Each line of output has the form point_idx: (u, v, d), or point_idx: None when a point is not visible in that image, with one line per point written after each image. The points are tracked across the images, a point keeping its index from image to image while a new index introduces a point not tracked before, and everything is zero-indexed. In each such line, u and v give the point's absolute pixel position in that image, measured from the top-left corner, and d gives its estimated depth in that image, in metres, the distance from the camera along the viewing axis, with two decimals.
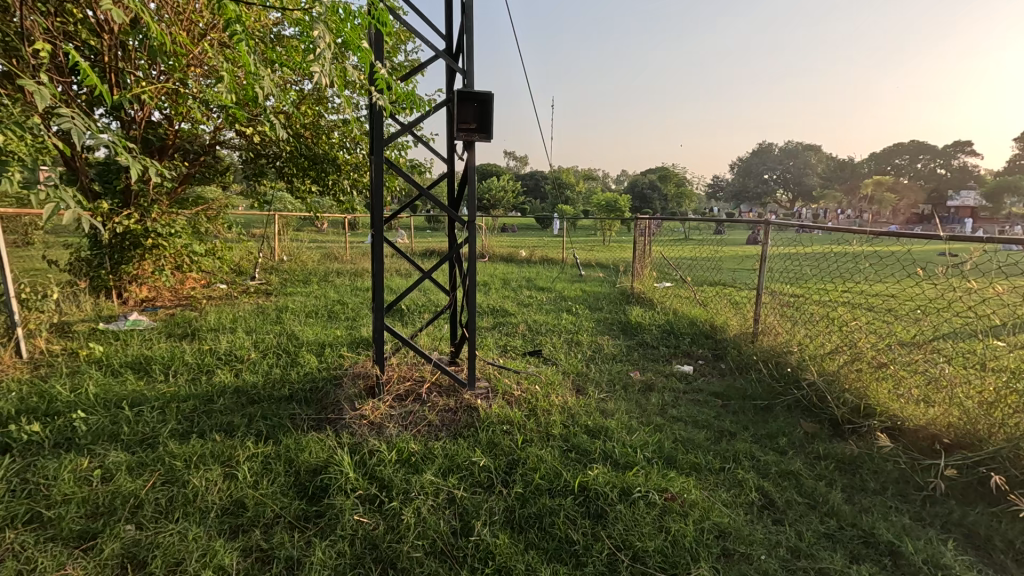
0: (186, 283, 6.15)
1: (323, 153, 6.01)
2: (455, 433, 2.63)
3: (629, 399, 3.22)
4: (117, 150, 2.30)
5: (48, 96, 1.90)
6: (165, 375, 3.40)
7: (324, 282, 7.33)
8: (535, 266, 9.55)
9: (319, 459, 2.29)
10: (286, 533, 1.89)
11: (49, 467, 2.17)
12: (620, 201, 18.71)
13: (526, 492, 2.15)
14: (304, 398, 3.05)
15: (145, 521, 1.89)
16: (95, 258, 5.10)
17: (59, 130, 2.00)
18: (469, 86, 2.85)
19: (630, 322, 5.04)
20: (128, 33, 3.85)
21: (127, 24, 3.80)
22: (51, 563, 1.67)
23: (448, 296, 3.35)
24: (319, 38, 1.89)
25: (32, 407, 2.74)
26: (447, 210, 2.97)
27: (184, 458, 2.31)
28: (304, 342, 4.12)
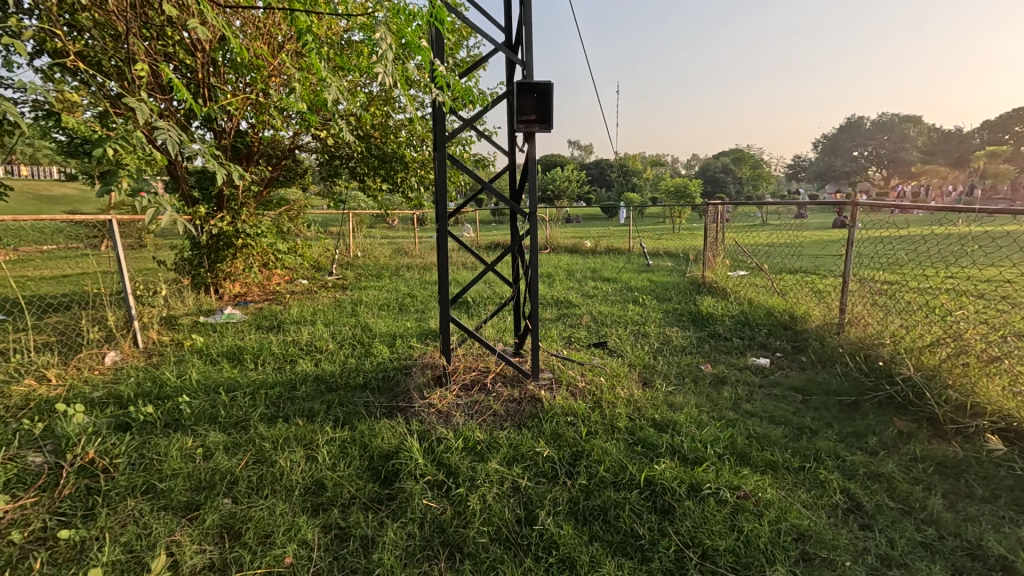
0: (272, 278, 6.65)
1: (391, 152, 6.25)
2: (519, 423, 2.66)
3: (699, 393, 3.10)
4: (208, 158, 2.53)
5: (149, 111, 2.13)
6: (256, 363, 3.71)
7: (395, 276, 7.64)
8: (601, 257, 9.41)
9: (390, 445, 2.41)
10: (362, 513, 2.00)
11: (161, 444, 2.45)
12: (691, 186, 17.92)
13: (590, 484, 2.14)
14: (377, 386, 3.22)
15: (240, 496, 2.09)
16: (195, 258, 5.64)
17: (158, 142, 2.23)
18: (528, 77, 2.85)
19: (701, 313, 4.84)
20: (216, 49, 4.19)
21: (215, 42, 4.14)
22: (163, 529, 1.88)
23: (511, 288, 3.38)
24: (382, 40, 1.96)
25: (147, 391, 3.09)
26: (509, 203, 2.99)
27: (272, 440, 2.51)
28: (376, 334, 4.33)
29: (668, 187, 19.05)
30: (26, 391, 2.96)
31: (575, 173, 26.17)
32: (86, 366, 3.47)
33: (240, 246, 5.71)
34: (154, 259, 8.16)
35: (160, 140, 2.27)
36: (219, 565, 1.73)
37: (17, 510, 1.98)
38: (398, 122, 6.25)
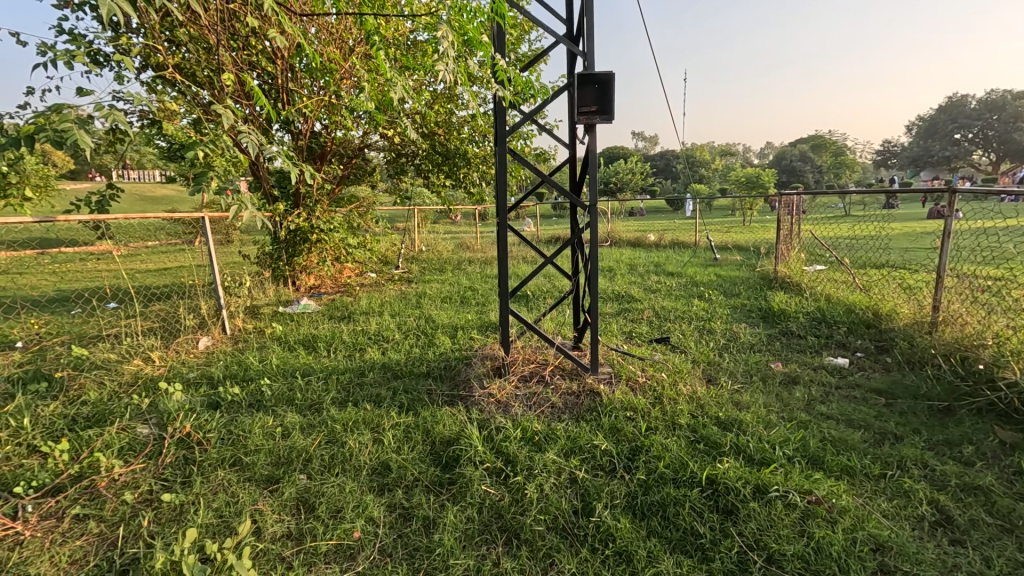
0: (344, 272, 7.00)
1: (454, 148, 6.40)
2: (577, 416, 2.66)
3: (768, 393, 2.95)
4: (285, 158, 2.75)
5: (233, 116, 2.37)
6: (328, 350, 3.95)
7: (457, 270, 7.82)
8: (665, 250, 9.14)
9: (451, 432, 2.49)
10: (424, 495, 2.09)
11: (245, 422, 2.67)
12: (764, 176, 16.95)
13: (650, 479, 2.11)
14: (439, 375, 3.33)
15: (314, 473, 2.24)
16: (274, 251, 5.98)
17: (243, 145, 2.46)
18: (589, 68, 2.82)
19: (772, 309, 4.59)
20: (294, 57, 4.46)
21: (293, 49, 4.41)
22: (248, 498, 2.06)
23: (571, 280, 3.37)
24: (445, 38, 2.02)
25: (234, 373, 3.39)
26: (568, 195, 2.98)
27: (342, 422, 2.67)
28: (439, 325, 4.47)
29: (739, 177, 18.12)
30: (134, 370, 3.33)
31: (640, 165, 25.48)
32: (184, 349, 3.84)
33: (314, 241, 6.07)
34: (240, 254, 8.87)
35: (245, 144, 2.47)
36: (295, 534, 1.87)
37: (128, 474, 2.24)
38: (461, 119, 6.40)
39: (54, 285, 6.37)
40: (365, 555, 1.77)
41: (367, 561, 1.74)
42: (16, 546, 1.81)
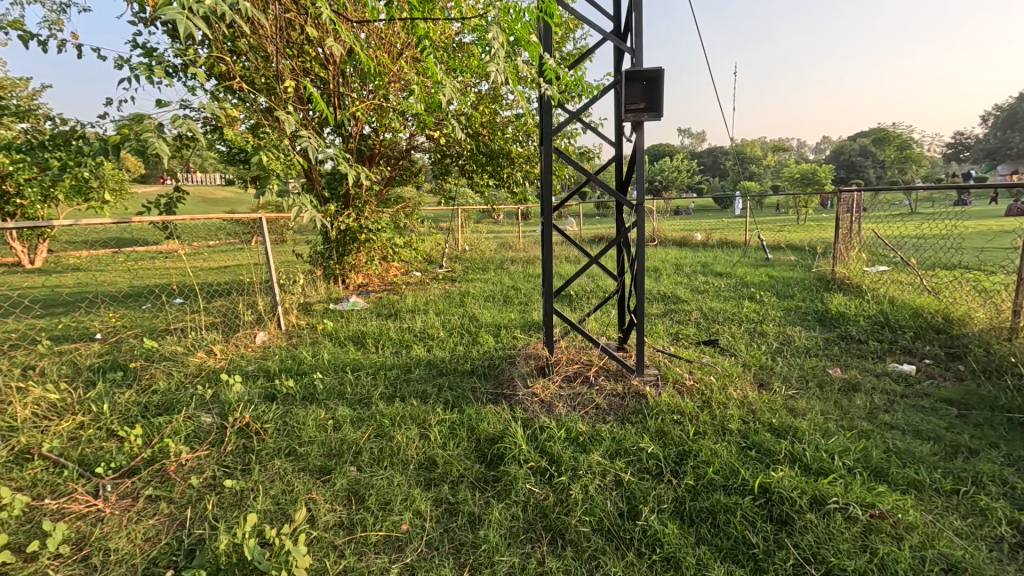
0: (390, 270, 7.18)
1: (498, 148, 6.44)
2: (622, 417, 2.62)
3: (826, 399, 2.81)
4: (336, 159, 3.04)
5: (292, 122, 2.68)
6: (376, 347, 4.07)
7: (500, 269, 7.87)
8: (714, 250, 8.86)
9: (496, 430, 2.52)
10: (469, 491, 2.12)
11: (299, 414, 2.79)
12: (819, 172, 16.14)
13: (698, 485, 2.05)
14: (483, 373, 3.36)
15: (364, 465, 2.31)
16: (326, 251, 6.21)
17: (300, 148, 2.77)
18: (637, 65, 2.78)
19: (829, 312, 4.37)
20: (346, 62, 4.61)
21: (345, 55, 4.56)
22: (303, 487, 2.15)
23: (616, 281, 3.33)
24: (496, 40, 2.06)
25: (289, 367, 3.54)
26: (615, 195, 2.94)
27: (390, 417, 2.74)
28: (483, 324, 4.51)
29: (792, 173, 17.33)
30: (199, 361, 3.54)
31: (686, 162, 24.83)
32: (242, 343, 4.04)
33: (363, 240, 6.26)
34: (293, 253, 9.25)
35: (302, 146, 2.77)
36: (347, 523, 1.94)
37: (195, 460, 2.39)
38: (505, 120, 6.43)
39: (127, 282, 6.84)
40: (413, 548, 1.81)
41: (414, 553, 1.78)
42: (98, 522, 1.97)
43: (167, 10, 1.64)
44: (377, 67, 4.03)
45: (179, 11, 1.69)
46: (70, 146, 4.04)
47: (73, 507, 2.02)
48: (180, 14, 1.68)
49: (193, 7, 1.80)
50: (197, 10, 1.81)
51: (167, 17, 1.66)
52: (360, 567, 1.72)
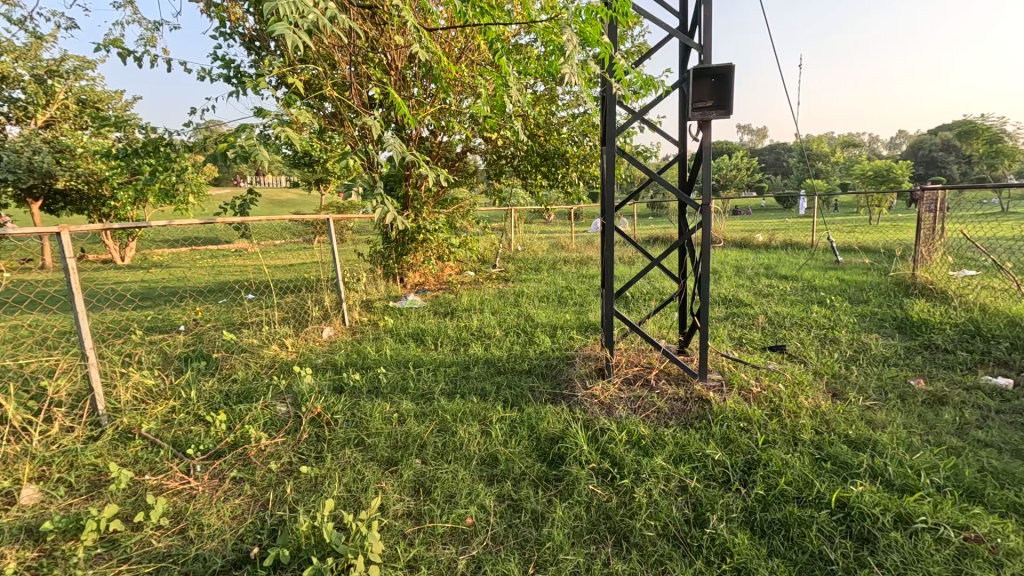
0: (445, 269, 7.33)
1: (553, 149, 6.46)
2: (685, 422, 2.57)
3: (908, 412, 2.64)
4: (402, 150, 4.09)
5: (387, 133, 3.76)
6: (434, 344, 4.18)
7: (553, 270, 7.87)
8: (777, 252, 8.47)
9: (556, 430, 2.53)
10: (532, 489, 2.15)
11: (367, 406, 2.91)
12: (895, 169, 15.04)
13: (769, 495, 1.98)
14: (541, 372, 3.38)
15: (429, 458, 2.39)
16: (386, 251, 6.44)
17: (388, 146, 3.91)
18: (705, 62, 2.72)
19: (910, 319, 4.08)
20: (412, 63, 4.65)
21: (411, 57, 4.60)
22: (373, 476, 2.25)
23: (678, 283, 3.26)
24: (570, 42, 2.10)
25: (354, 361, 3.71)
26: (677, 195, 2.88)
27: (452, 413, 2.81)
28: (538, 324, 4.53)
29: (865, 171, 16.25)
30: (273, 354, 3.76)
31: (746, 159, 23.82)
32: (311, 337, 4.27)
33: (421, 240, 6.44)
34: (354, 253, 9.63)
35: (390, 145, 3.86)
36: (415, 513, 2.01)
37: (273, 446, 2.55)
38: (560, 120, 6.45)
39: (205, 278, 7.35)
40: (479, 541, 1.85)
41: (481, 547, 1.82)
42: (191, 498, 2.15)
43: (278, 25, 1.78)
44: (440, 71, 4.13)
45: (287, 26, 1.84)
46: (160, 153, 4.39)
47: (170, 484, 2.21)
48: (288, 29, 1.83)
49: (296, 22, 1.96)
50: (300, 25, 1.97)
51: (278, 31, 1.80)
52: (429, 557, 1.78)
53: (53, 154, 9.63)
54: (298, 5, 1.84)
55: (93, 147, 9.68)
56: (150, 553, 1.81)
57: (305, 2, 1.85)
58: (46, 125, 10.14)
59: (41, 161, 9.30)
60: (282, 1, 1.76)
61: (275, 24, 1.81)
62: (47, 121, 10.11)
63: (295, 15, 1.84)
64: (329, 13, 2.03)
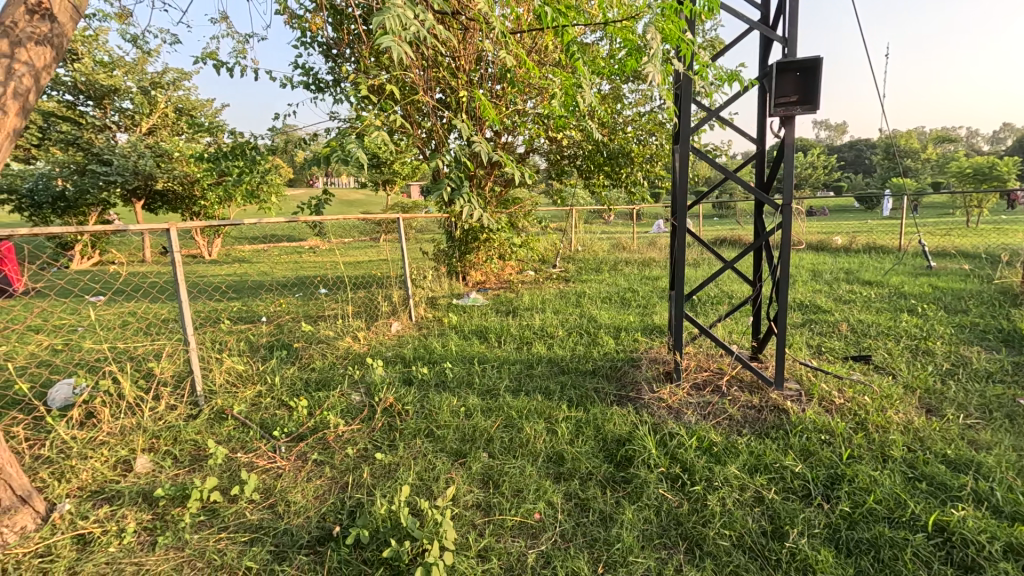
0: (506, 268, 7.41)
1: (618, 148, 6.37)
2: (759, 431, 2.47)
3: (1018, 434, 2.39)
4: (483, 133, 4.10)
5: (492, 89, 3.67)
6: (497, 341, 4.24)
7: (614, 271, 7.74)
8: (860, 256, 7.90)
9: (623, 432, 2.51)
10: (599, 489, 2.14)
11: (435, 399, 3.01)
12: (1000, 166, 13.59)
13: (855, 513, 1.87)
14: (605, 374, 3.34)
15: (496, 453, 2.43)
16: (450, 249, 6.60)
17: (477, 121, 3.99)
18: (790, 55, 2.60)
19: (1018, 332, 3.69)
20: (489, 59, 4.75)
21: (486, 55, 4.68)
22: (443, 467, 2.32)
23: (753, 287, 3.13)
24: (654, 40, 2.11)
25: (421, 355, 3.84)
26: (755, 195, 2.76)
27: (517, 410, 2.86)
28: (601, 325, 4.49)
29: (962, 169, 14.82)
30: (347, 346, 3.96)
31: (823, 157, 22.37)
32: (381, 331, 4.46)
33: (484, 240, 6.55)
34: (417, 252, 9.93)
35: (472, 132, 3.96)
36: (484, 505, 2.06)
37: (350, 432, 2.70)
38: (625, 119, 6.36)
39: (283, 273, 7.85)
40: (547, 536, 1.88)
41: (550, 542, 1.84)
42: (279, 476, 2.32)
43: (385, 38, 1.96)
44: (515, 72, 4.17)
45: (393, 39, 2.01)
46: (248, 156, 4.74)
47: (260, 462, 2.39)
48: (394, 41, 2.01)
49: (399, 35, 2.10)
50: (404, 36, 2.11)
51: (385, 43, 1.99)
52: (498, 548, 1.82)
53: (154, 158, 10.63)
54: (403, 19, 1.97)
55: (188, 152, 10.60)
56: (244, 524, 1.97)
57: (409, 15, 1.98)
58: (149, 132, 11.24)
59: (145, 164, 10.30)
60: (389, 17, 1.91)
61: (383, 37, 1.99)
62: (150, 128, 11.22)
63: (400, 28, 1.99)
64: (428, 24, 2.16)
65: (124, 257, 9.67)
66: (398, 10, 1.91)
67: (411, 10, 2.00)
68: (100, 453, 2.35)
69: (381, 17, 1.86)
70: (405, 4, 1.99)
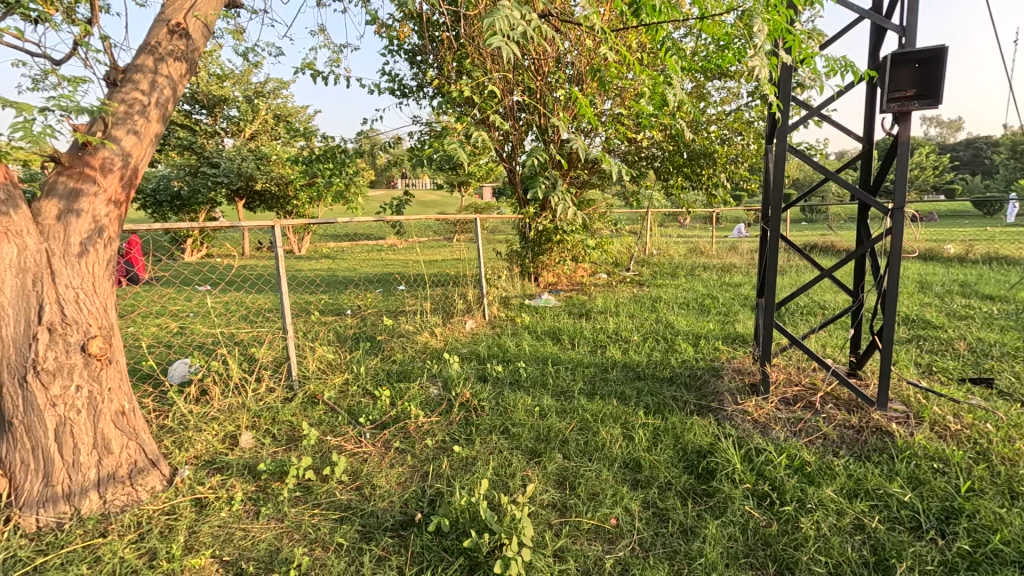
0: (579, 270, 7.36)
1: (701, 149, 6.13)
2: (858, 454, 2.28)
3: None
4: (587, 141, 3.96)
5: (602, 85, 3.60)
6: (571, 343, 4.22)
7: (692, 276, 7.45)
8: (978, 267, 7.06)
9: (704, 443, 2.41)
10: (679, 500, 2.08)
11: (510, 397, 3.05)
12: None
13: (977, 553, 1.68)
14: (684, 382, 3.23)
15: (571, 455, 2.43)
16: (524, 250, 6.66)
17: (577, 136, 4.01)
18: (911, 46, 2.38)
19: None
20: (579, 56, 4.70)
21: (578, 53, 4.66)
22: (518, 464, 2.35)
23: (853, 298, 2.89)
24: (760, 34, 2.03)
25: (494, 353, 3.91)
26: (860, 198, 2.56)
27: (592, 412, 2.83)
28: (679, 332, 4.34)
29: None
30: (425, 340, 4.11)
31: (932, 156, 20.23)
32: (457, 328, 4.59)
33: (558, 241, 6.53)
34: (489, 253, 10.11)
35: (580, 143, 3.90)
36: (560, 505, 2.07)
37: (429, 423, 2.80)
38: (710, 118, 6.10)
39: (365, 269, 8.29)
40: (625, 543, 1.85)
41: (627, 549, 1.81)
42: (365, 460, 2.46)
43: (494, 39, 1.99)
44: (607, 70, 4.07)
45: (502, 39, 2.04)
46: (338, 159, 5.05)
47: (348, 446, 2.55)
48: (503, 41, 2.05)
49: (506, 36, 2.13)
50: (511, 37, 2.13)
51: (494, 44, 2.02)
52: (575, 549, 1.82)
53: (255, 161, 11.63)
54: (510, 20, 1.99)
55: (284, 155, 11.48)
56: (335, 503, 2.11)
57: (517, 15, 2.00)
58: (251, 137, 12.29)
59: (247, 166, 11.27)
60: (500, 17, 1.94)
61: (492, 37, 2.03)
62: (253, 134, 12.26)
63: (508, 29, 2.01)
64: (534, 24, 2.18)
65: (228, 251, 10.63)
66: (506, 11, 1.93)
67: (518, 11, 2.02)
68: (211, 427, 2.61)
69: (491, 19, 1.90)
70: (513, 4, 2.01)
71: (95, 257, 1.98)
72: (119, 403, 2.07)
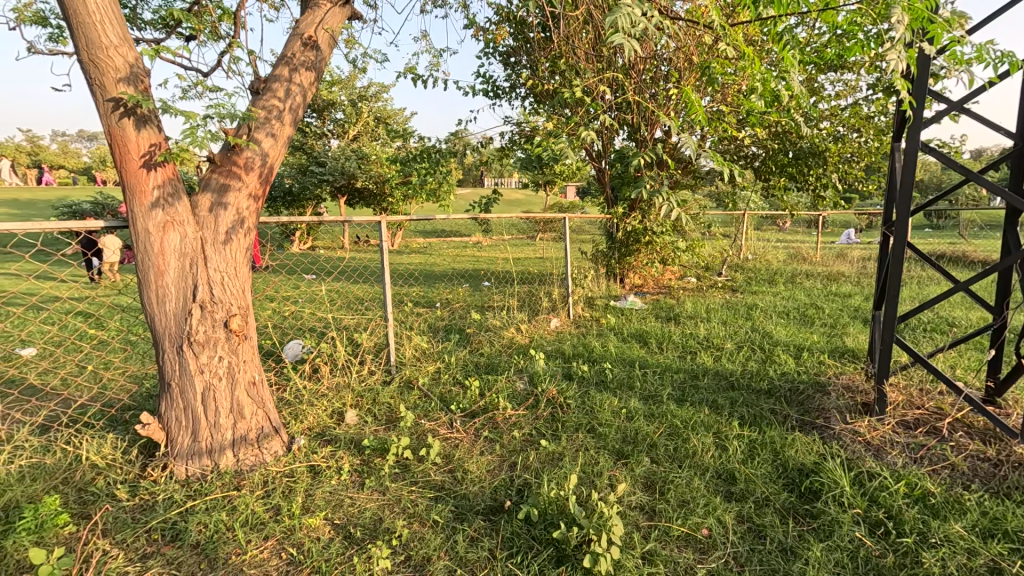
0: (666, 273, 7.13)
1: (809, 147, 5.69)
2: (994, 490, 2.03)
3: None
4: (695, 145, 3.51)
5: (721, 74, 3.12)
6: (657, 347, 4.13)
7: (792, 283, 6.95)
8: None
9: (808, 462, 2.26)
10: (778, 518, 1.97)
11: (596, 397, 3.04)
12: None
13: None
14: (784, 395, 3.03)
15: (660, 460, 2.38)
16: (610, 250, 6.56)
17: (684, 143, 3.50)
18: None
19: None
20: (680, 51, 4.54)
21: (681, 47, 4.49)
22: (606, 463, 2.35)
23: (996, 317, 2.53)
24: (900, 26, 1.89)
25: (579, 353, 3.91)
26: (1009, 201, 2.25)
27: (681, 419, 2.76)
28: (778, 342, 4.08)
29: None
30: (511, 335, 4.20)
31: None
32: (542, 325, 4.64)
33: (646, 243, 6.38)
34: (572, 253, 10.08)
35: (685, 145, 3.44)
36: (649, 509, 2.04)
37: (515, 416, 2.87)
38: (823, 113, 5.64)
39: (452, 265, 8.60)
40: (718, 555, 1.79)
41: (720, 561, 1.76)
42: (456, 445, 2.58)
43: (616, 36, 1.98)
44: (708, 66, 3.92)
45: (623, 37, 2.01)
46: (433, 158, 5.29)
47: (441, 431, 2.69)
48: (623, 39, 2.01)
49: (627, 33, 2.09)
50: (632, 34, 2.10)
51: (614, 43, 2.01)
52: (664, 554, 1.80)
53: (357, 161, 12.47)
54: (632, 17, 1.96)
55: (382, 155, 12.24)
56: (430, 482, 2.24)
57: (640, 12, 1.98)
58: (354, 138, 13.20)
59: (349, 165, 12.13)
60: (621, 14, 1.92)
61: (612, 36, 2.01)
62: (355, 136, 13.17)
63: (629, 26, 1.99)
64: (655, 20, 2.13)
65: (330, 243, 11.49)
66: (629, 9, 1.91)
67: (640, 8, 1.98)
68: (322, 403, 2.86)
69: (612, 17, 1.89)
70: (635, 1, 1.97)
71: (237, 245, 2.26)
72: (250, 374, 2.35)
